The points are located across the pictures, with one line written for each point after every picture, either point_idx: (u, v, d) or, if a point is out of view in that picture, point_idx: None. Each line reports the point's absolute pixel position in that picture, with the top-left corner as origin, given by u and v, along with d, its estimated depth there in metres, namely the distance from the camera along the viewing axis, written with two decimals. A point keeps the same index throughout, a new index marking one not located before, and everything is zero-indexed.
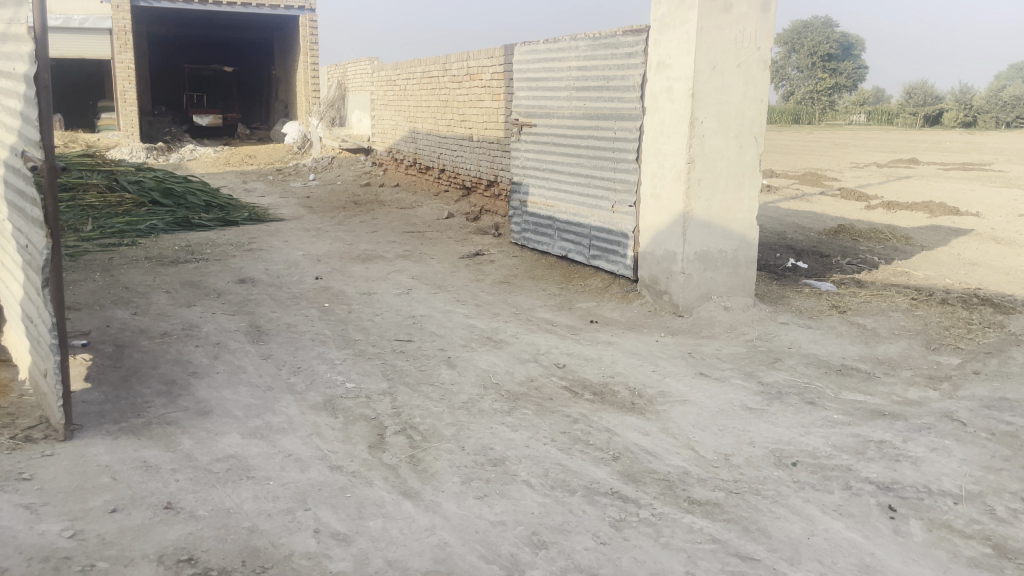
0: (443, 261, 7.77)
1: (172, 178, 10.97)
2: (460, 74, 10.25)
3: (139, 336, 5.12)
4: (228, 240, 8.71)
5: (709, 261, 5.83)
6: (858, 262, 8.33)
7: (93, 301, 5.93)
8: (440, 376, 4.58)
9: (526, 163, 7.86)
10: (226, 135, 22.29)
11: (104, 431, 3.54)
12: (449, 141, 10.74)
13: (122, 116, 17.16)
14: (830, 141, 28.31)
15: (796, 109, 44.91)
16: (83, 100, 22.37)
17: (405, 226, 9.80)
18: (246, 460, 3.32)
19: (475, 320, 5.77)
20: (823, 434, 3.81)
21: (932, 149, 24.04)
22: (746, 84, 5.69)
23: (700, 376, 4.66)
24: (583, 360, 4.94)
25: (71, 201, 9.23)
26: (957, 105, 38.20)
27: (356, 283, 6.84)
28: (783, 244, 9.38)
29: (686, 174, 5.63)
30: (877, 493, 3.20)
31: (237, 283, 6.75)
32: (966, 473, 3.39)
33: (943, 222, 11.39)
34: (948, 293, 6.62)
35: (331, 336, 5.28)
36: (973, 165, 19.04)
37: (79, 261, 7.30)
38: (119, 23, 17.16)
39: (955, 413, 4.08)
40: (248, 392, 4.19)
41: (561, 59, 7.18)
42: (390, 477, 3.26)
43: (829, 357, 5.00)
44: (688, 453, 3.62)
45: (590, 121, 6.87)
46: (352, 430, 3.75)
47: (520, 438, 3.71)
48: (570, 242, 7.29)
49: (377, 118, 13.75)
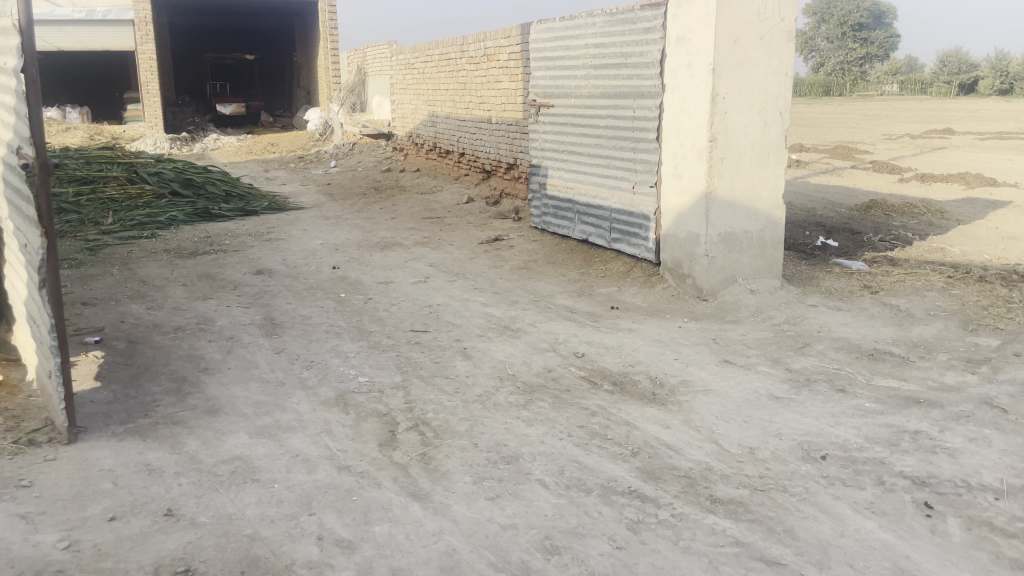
0: (462, 248, 7.65)
1: (192, 168, 10.91)
2: (477, 55, 10.05)
3: (152, 331, 5.06)
4: (248, 230, 8.65)
5: (734, 243, 5.62)
6: (891, 239, 8.05)
7: (109, 296, 5.89)
8: (454, 368, 4.45)
9: (544, 145, 7.68)
10: (250, 124, 22.30)
11: (110, 433, 3.47)
12: (468, 124, 10.57)
13: (146, 108, 17.21)
14: (859, 113, 27.67)
15: (826, 82, 44.02)
16: (110, 93, 22.63)
17: (424, 212, 9.70)
18: (252, 461, 3.23)
19: (492, 309, 5.63)
20: (854, 425, 3.63)
21: (968, 118, 23.40)
22: (769, 57, 5.46)
23: (724, 363, 4.48)
24: (602, 348, 4.79)
25: (91, 194, 9.22)
26: (993, 73, 37.35)
27: (374, 272, 6.74)
28: (812, 221, 9.10)
29: (708, 153, 5.42)
30: (913, 489, 3.02)
31: (254, 275, 6.67)
32: (1007, 465, 3.19)
33: (980, 195, 11.01)
34: (986, 270, 6.34)
35: (345, 328, 5.17)
36: (1011, 134, 18.48)
37: (99, 255, 7.30)
38: (140, 13, 17.05)
39: (995, 399, 3.87)
40: (258, 389, 4.10)
41: (578, 37, 6.96)
42: (400, 477, 3.15)
43: (861, 340, 4.79)
44: (711, 447, 3.46)
45: (608, 100, 6.67)
46: (362, 427, 3.63)
47: (536, 433, 3.58)
48: (590, 224, 7.12)
49: (397, 102, 13.59)
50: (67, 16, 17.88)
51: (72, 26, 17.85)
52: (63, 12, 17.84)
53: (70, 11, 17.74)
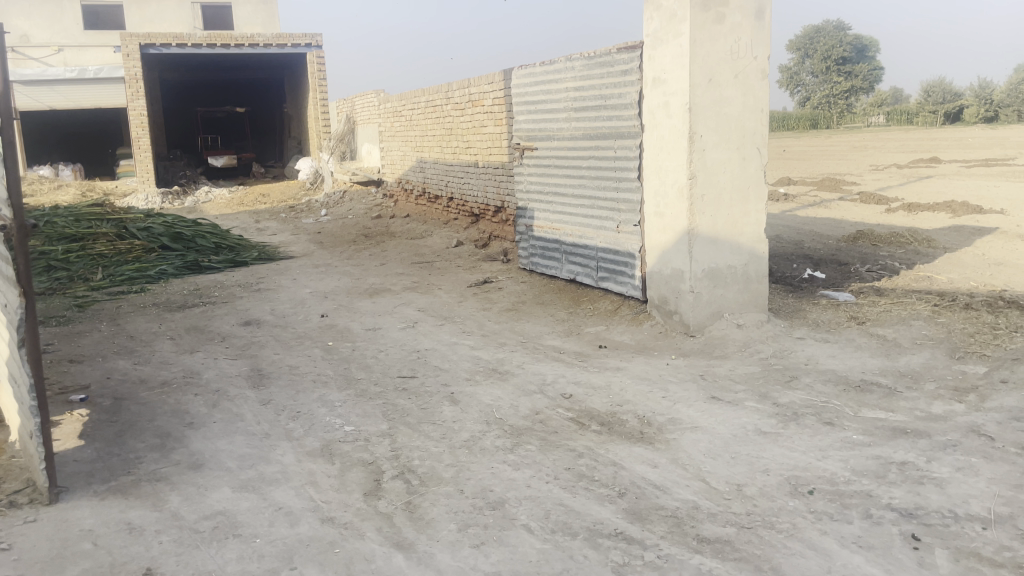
0: (451, 291, 7.68)
1: (181, 221, 10.95)
2: (462, 102, 10.19)
3: (138, 386, 5.04)
4: (237, 281, 8.67)
5: (718, 278, 5.64)
6: (878, 268, 8.10)
7: (96, 353, 5.87)
8: (442, 414, 4.43)
9: (530, 187, 7.75)
10: (242, 175, 22.48)
11: (91, 493, 3.44)
12: (456, 169, 10.66)
13: (137, 163, 17.33)
14: (846, 145, 28.02)
15: (813, 115, 44.68)
16: (102, 149, 22.87)
17: (414, 257, 9.73)
18: (234, 516, 3.20)
19: (480, 352, 5.63)
20: (842, 457, 3.61)
21: (953, 147, 23.76)
22: (744, 95, 5.54)
23: (712, 400, 4.46)
24: (590, 389, 4.77)
25: (81, 250, 9.25)
26: (978, 101, 38.05)
27: (363, 319, 6.74)
28: (799, 254, 9.16)
29: (688, 190, 5.47)
30: (901, 521, 3.00)
31: (242, 326, 6.68)
32: (995, 494, 3.17)
33: (966, 222, 11.08)
34: (972, 297, 6.37)
35: (332, 377, 5.15)
36: (996, 161, 18.75)
37: (87, 311, 7.30)
38: (130, 71, 17.11)
39: (982, 427, 3.86)
40: (243, 441, 4.07)
41: (558, 81, 7.06)
42: (384, 527, 3.12)
43: (848, 372, 4.79)
44: (699, 486, 3.43)
45: (590, 141, 6.75)
46: (347, 478, 3.60)
47: (523, 477, 3.55)
48: (577, 264, 7.15)
49: (386, 149, 13.71)
50: (58, 75, 18.87)
51: (62, 84, 18.83)
52: (54, 72, 18.83)
53: (62, 71, 18.78)
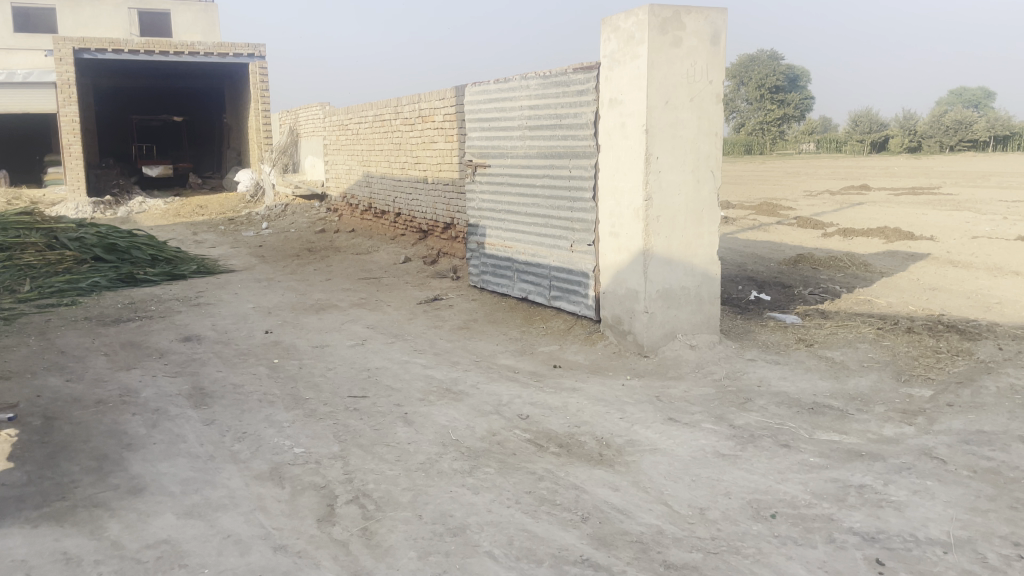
0: (400, 309, 7.54)
1: (115, 232, 10.52)
2: (411, 116, 10.09)
3: (72, 405, 4.77)
4: (174, 295, 8.37)
5: (672, 299, 5.67)
6: (820, 291, 8.28)
7: (24, 369, 5.54)
8: (396, 436, 4.29)
9: (482, 205, 7.68)
10: (177, 185, 21.86)
11: (21, 520, 3.21)
12: (404, 184, 10.54)
13: (67, 170, 16.63)
14: (781, 171, 28.88)
15: (748, 141, 45.93)
16: (29, 155, 22.02)
17: (360, 273, 9.54)
18: (180, 545, 3.02)
19: (433, 371, 5.52)
20: (801, 480, 3.62)
21: (881, 174, 24.70)
22: (699, 118, 5.58)
23: (669, 422, 4.44)
24: (547, 410, 4.70)
25: (7, 261, 8.79)
26: (902, 131, 39.78)
27: (309, 336, 6.55)
28: (744, 276, 9.30)
29: (644, 211, 5.50)
30: (863, 546, 3.00)
31: (181, 342, 6.41)
32: (952, 517, 3.21)
33: (899, 248, 11.44)
34: (913, 321, 6.54)
35: (279, 397, 4.97)
36: (923, 189, 19.51)
37: (13, 324, 6.92)
38: (62, 76, 16.45)
39: (933, 450, 3.93)
40: (186, 464, 3.87)
41: (512, 99, 7.04)
42: (340, 555, 2.99)
43: (800, 394, 4.83)
44: (662, 509, 3.39)
45: (544, 160, 6.74)
46: (299, 503, 3.45)
47: (482, 502, 3.46)
48: (529, 282, 7.11)
49: (331, 162, 13.49)
50: None
51: None
52: None
53: None
